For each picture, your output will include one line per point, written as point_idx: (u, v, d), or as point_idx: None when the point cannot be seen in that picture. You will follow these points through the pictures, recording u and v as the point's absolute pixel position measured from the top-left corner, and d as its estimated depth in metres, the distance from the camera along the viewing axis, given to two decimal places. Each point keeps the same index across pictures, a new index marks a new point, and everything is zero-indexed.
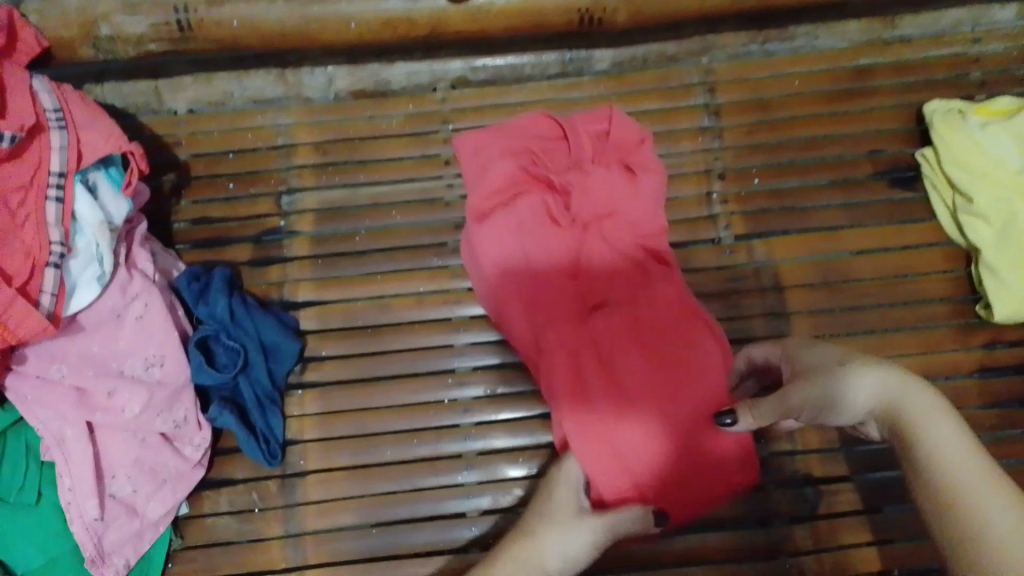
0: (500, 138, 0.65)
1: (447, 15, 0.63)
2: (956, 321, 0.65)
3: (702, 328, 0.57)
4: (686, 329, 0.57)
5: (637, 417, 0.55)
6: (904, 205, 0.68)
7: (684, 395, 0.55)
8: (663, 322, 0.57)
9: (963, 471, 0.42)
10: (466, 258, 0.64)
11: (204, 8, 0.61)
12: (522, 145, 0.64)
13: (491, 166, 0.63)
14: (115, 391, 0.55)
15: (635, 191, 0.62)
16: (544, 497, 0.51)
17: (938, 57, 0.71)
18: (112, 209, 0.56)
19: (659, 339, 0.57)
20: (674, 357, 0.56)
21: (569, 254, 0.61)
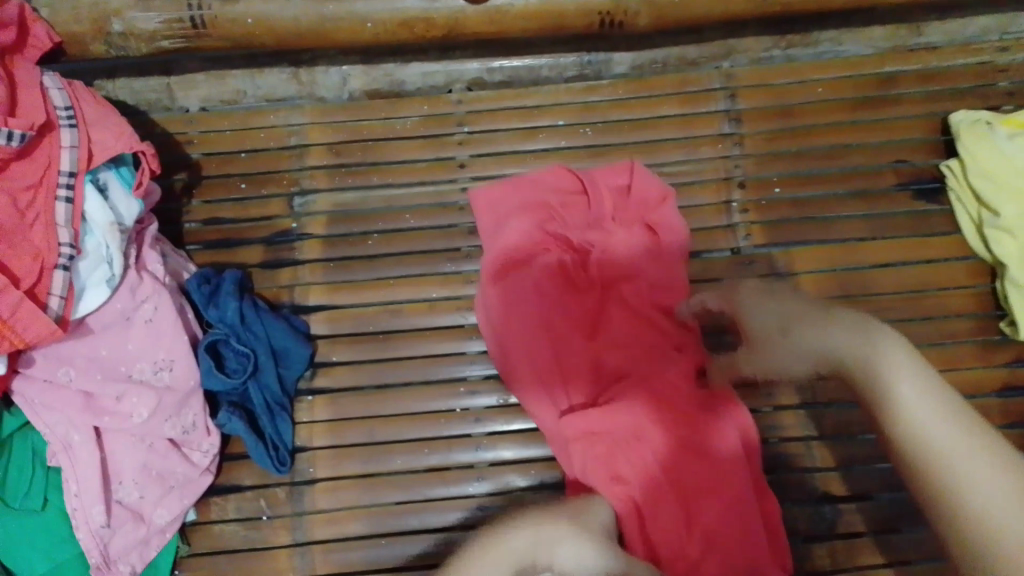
0: (516, 191, 0.64)
1: (465, 16, 0.62)
2: (978, 338, 0.64)
3: (720, 397, 0.58)
4: (709, 397, 0.58)
5: (667, 490, 0.55)
6: (927, 218, 0.67)
7: (709, 468, 0.55)
8: (681, 385, 0.58)
9: (947, 447, 0.39)
10: (478, 306, 0.63)
11: (219, 5, 0.59)
12: (536, 198, 0.64)
13: (506, 221, 0.63)
14: (123, 395, 0.54)
15: (657, 252, 0.63)
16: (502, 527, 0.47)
17: (964, 66, 0.69)
18: (122, 208, 0.55)
19: (687, 415, 0.57)
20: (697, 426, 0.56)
21: (590, 316, 0.61)
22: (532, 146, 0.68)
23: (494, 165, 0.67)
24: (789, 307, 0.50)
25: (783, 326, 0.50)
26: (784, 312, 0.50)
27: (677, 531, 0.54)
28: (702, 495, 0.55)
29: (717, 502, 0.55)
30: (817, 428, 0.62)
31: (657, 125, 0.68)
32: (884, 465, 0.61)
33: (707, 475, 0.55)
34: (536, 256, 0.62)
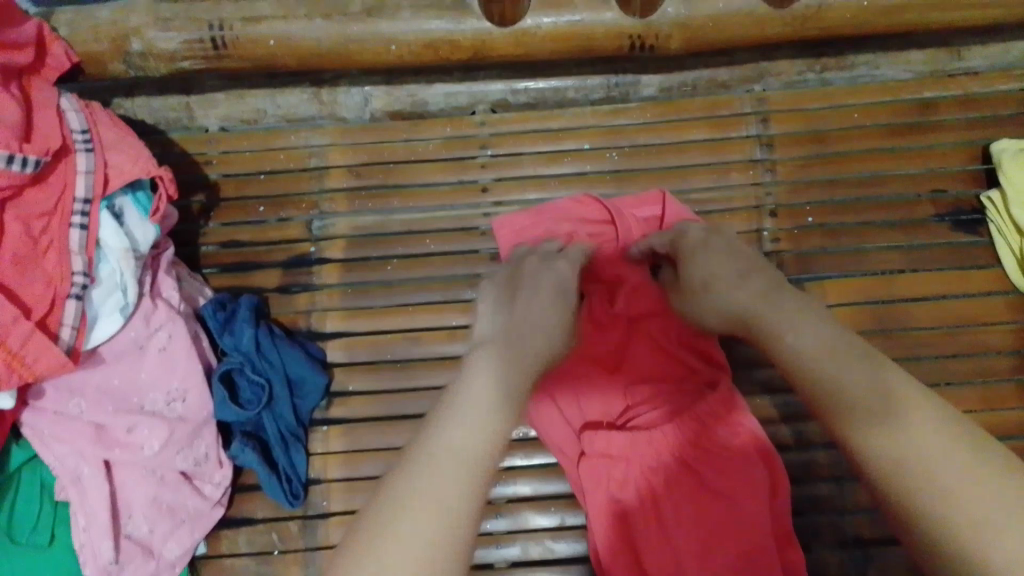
0: (536, 219, 0.62)
1: (493, 38, 0.60)
2: (1019, 376, 0.62)
3: (744, 431, 0.55)
4: (730, 434, 0.55)
5: (680, 535, 0.54)
6: (965, 250, 0.64)
7: (727, 512, 0.53)
8: (703, 426, 0.55)
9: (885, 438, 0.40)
10: None
11: (241, 26, 0.58)
12: (563, 229, 0.62)
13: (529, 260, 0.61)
14: (135, 427, 0.53)
15: None
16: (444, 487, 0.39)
17: (1007, 91, 0.67)
18: (138, 234, 0.53)
19: (703, 455, 0.55)
20: (717, 469, 0.54)
21: (613, 351, 0.61)
22: (557, 170, 0.66)
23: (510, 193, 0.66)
24: (716, 264, 0.53)
25: (709, 281, 0.53)
26: (710, 263, 0.53)
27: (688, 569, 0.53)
28: (714, 537, 0.53)
29: (734, 544, 0.53)
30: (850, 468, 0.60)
31: (687, 149, 0.66)
32: None
33: (722, 519, 0.53)
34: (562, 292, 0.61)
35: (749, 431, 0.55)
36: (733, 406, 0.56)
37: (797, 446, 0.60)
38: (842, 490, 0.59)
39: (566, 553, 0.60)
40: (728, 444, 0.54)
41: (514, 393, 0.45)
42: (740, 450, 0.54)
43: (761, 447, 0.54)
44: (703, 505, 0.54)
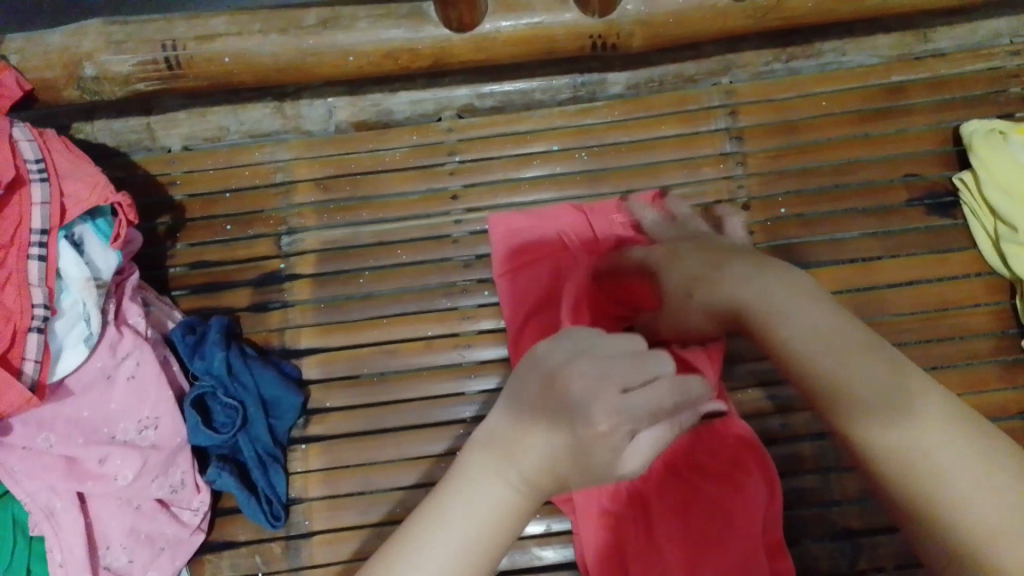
0: (530, 221, 0.62)
1: (452, 44, 0.59)
2: (999, 358, 0.62)
3: (742, 448, 0.55)
4: (727, 447, 0.55)
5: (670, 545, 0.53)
6: (942, 233, 0.64)
7: (717, 522, 0.53)
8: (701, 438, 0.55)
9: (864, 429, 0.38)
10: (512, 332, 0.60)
11: (194, 45, 0.57)
12: (555, 232, 0.62)
13: (518, 273, 0.62)
14: (107, 458, 0.52)
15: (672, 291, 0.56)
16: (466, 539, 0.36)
17: (975, 71, 0.66)
18: (100, 262, 0.53)
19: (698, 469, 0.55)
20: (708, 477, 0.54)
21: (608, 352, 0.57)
22: (528, 173, 0.65)
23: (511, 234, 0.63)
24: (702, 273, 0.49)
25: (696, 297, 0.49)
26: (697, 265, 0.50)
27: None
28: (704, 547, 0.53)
29: (724, 555, 0.52)
30: (835, 458, 0.59)
31: (655, 146, 0.65)
32: None
33: (713, 529, 0.53)
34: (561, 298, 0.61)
35: (745, 446, 0.55)
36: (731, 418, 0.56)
37: (782, 440, 0.60)
38: (829, 482, 0.59)
39: (555, 560, 0.60)
40: (724, 455, 0.55)
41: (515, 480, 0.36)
42: (736, 461, 0.54)
43: (761, 466, 0.54)
44: (693, 515, 0.54)
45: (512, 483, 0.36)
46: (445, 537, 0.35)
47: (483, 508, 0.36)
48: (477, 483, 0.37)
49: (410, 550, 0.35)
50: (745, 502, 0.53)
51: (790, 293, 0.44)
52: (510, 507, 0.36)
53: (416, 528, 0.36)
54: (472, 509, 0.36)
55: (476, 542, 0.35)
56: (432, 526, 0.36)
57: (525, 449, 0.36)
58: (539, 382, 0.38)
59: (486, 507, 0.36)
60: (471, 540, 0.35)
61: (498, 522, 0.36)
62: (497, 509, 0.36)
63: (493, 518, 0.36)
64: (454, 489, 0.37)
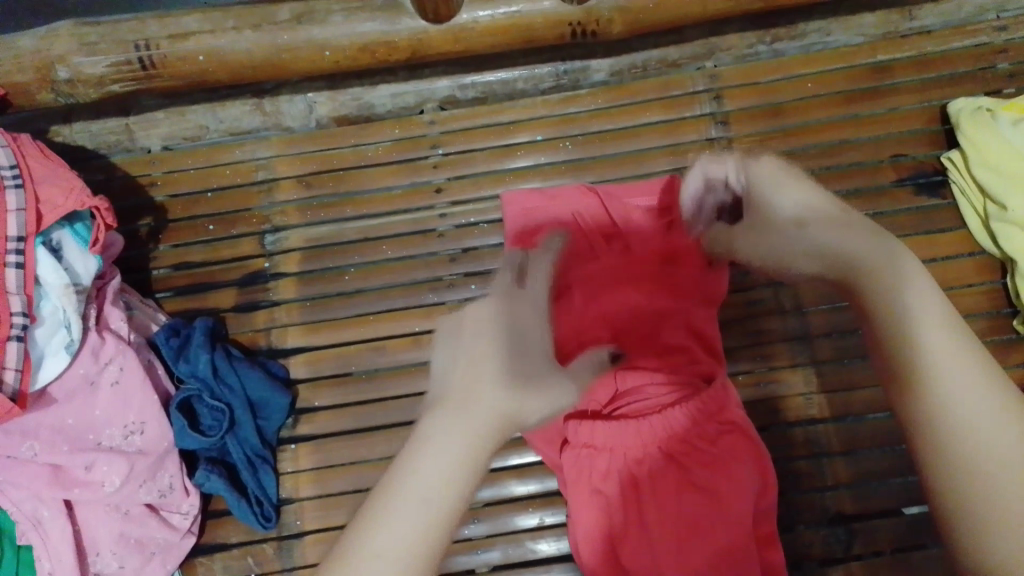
0: (548, 201, 0.62)
1: (429, 36, 0.59)
2: (992, 337, 0.61)
3: (737, 432, 0.54)
4: (725, 433, 0.54)
5: (656, 529, 0.53)
6: (932, 212, 0.63)
7: (709, 507, 0.52)
8: (695, 421, 0.54)
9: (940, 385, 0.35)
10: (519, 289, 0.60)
11: (167, 44, 0.57)
12: (570, 213, 0.61)
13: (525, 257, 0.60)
14: (93, 464, 0.52)
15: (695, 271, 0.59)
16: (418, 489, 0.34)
17: (960, 48, 0.65)
18: (79, 267, 0.52)
19: (692, 452, 0.53)
20: (703, 462, 0.53)
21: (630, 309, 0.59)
22: (512, 163, 0.64)
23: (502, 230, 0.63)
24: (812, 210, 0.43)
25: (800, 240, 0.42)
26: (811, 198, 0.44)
27: (667, 569, 0.52)
28: (694, 533, 0.52)
29: (715, 543, 0.52)
30: (827, 443, 0.59)
31: (640, 134, 0.64)
32: (901, 478, 0.58)
33: (707, 515, 0.52)
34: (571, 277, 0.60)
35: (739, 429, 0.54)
36: (728, 402, 0.55)
37: (774, 425, 0.59)
38: (821, 467, 0.58)
39: (550, 553, 0.60)
40: (716, 440, 0.54)
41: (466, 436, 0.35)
42: (727, 447, 0.54)
43: (755, 453, 0.54)
44: (683, 499, 0.53)
45: (472, 420, 0.36)
46: (408, 483, 0.34)
47: (446, 448, 0.35)
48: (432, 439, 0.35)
49: (376, 506, 0.34)
50: (737, 492, 0.52)
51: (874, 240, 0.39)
52: (474, 442, 0.35)
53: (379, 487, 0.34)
54: (431, 449, 0.35)
55: (445, 478, 0.34)
56: (395, 475, 0.34)
57: (477, 388, 0.36)
58: (467, 331, 0.38)
59: (449, 442, 0.35)
60: (437, 478, 0.34)
61: (464, 453, 0.35)
62: (461, 441, 0.35)
63: (457, 452, 0.35)
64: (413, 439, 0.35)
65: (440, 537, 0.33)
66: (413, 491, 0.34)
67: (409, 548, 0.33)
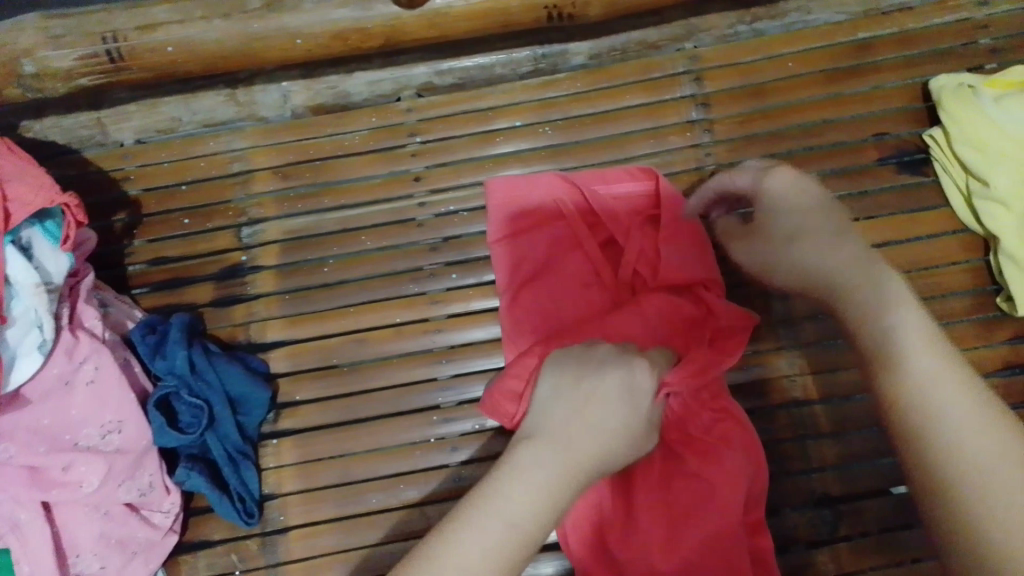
0: (539, 186, 0.61)
1: (403, 21, 0.58)
2: (977, 315, 0.61)
3: (731, 422, 0.54)
4: (719, 421, 0.54)
5: (646, 516, 0.53)
6: (915, 191, 0.63)
7: (699, 495, 0.53)
8: (688, 409, 0.54)
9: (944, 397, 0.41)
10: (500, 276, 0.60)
11: (136, 35, 0.56)
12: (557, 199, 0.61)
13: (510, 247, 0.61)
14: (70, 465, 0.52)
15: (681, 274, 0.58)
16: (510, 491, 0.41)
17: (941, 25, 0.64)
18: (50, 265, 0.52)
19: (687, 442, 0.54)
20: (696, 450, 0.54)
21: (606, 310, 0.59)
22: (492, 150, 0.63)
23: (483, 217, 0.62)
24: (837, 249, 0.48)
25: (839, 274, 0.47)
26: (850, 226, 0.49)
27: (654, 554, 0.52)
28: (685, 520, 0.53)
29: (704, 527, 0.52)
30: (812, 426, 0.59)
31: (622, 116, 0.63)
32: (887, 459, 0.58)
33: (696, 504, 0.53)
34: (556, 268, 0.61)
35: (734, 417, 0.54)
36: (719, 391, 0.55)
37: (758, 409, 0.59)
38: (806, 450, 0.58)
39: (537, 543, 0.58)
40: (710, 428, 0.54)
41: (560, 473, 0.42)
42: (720, 435, 0.54)
43: (749, 441, 0.53)
44: (674, 487, 0.54)
45: (569, 452, 0.43)
46: (494, 502, 0.41)
47: (534, 475, 0.42)
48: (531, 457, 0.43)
49: (463, 515, 0.41)
50: (727, 481, 0.52)
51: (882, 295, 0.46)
52: (564, 473, 0.42)
53: (471, 497, 0.42)
54: (524, 476, 0.42)
55: (530, 502, 0.41)
56: (489, 498, 0.41)
57: (574, 434, 0.44)
58: (566, 382, 0.47)
59: (541, 472, 0.42)
60: (522, 502, 0.41)
61: (552, 481, 0.42)
62: (549, 470, 0.42)
63: (543, 483, 0.41)
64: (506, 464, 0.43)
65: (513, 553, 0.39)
66: (503, 514, 0.40)
67: (489, 552, 0.39)
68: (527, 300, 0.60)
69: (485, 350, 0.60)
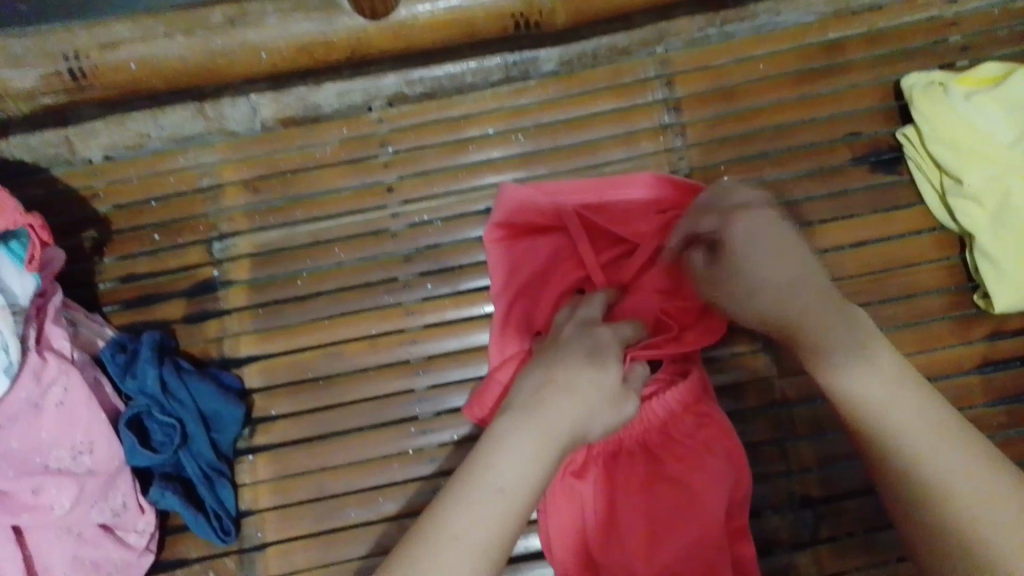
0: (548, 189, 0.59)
1: (369, 34, 0.57)
2: (955, 313, 0.61)
3: (714, 427, 0.53)
4: (702, 427, 0.53)
5: (627, 522, 0.53)
6: (888, 191, 0.62)
7: (680, 501, 0.52)
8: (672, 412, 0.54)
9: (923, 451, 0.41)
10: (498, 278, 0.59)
11: (98, 54, 0.56)
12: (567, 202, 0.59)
13: (510, 250, 0.60)
14: (40, 488, 0.52)
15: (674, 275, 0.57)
16: (486, 463, 0.40)
17: (911, 23, 0.64)
18: (16, 288, 0.53)
19: (670, 445, 0.54)
20: (678, 455, 0.53)
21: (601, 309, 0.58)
22: (464, 159, 0.63)
23: (456, 227, 0.61)
24: (782, 270, 0.46)
25: (784, 299, 0.46)
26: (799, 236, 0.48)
27: (636, 557, 0.52)
28: (667, 527, 0.52)
29: (685, 534, 0.52)
30: (791, 428, 0.58)
31: (593, 123, 0.63)
32: None
33: (679, 509, 0.52)
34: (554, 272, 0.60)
35: (717, 421, 0.54)
36: (703, 394, 0.55)
37: (735, 413, 0.59)
38: (786, 452, 0.58)
39: (519, 552, 0.57)
40: (693, 433, 0.53)
41: (539, 442, 0.41)
42: (702, 439, 0.53)
43: (731, 447, 0.53)
44: (656, 493, 0.53)
45: (542, 425, 0.41)
46: (481, 477, 0.39)
47: (517, 446, 0.40)
48: (508, 429, 0.41)
49: (449, 498, 0.38)
50: (709, 486, 0.52)
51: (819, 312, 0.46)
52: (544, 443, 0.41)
53: (457, 476, 0.39)
54: (505, 449, 0.40)
55: (516, 473, 0.39)
56: (467, 475, 0.39)
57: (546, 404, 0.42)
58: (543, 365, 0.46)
59: (524, 444, 0.40)
60: (507, 475, 0.39)
61: (533, 450, 0.40)
62: (531, 439, 0.40)
63: (527, 453, 0.40)
64: (488, 439, 0.41)
65: (500, 527, 0.38)
66: (487, 487, 0.38)
67: (482, 533, 0.37)
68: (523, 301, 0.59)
69: (460, 360, 0.60)
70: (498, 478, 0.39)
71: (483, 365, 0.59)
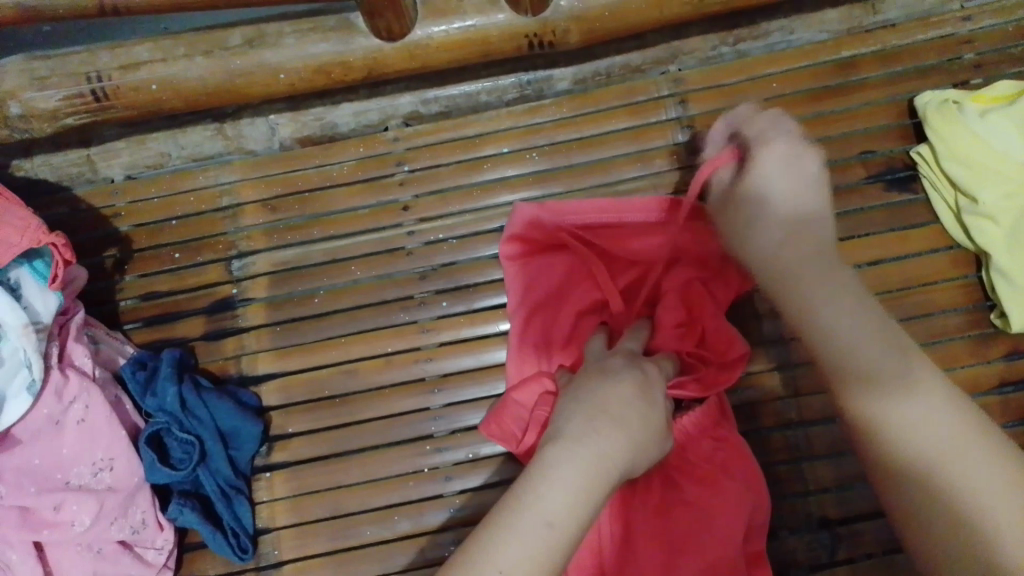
0: (563, 212, 0.60)
1: (384, 53, 0.58)
2: (971, 332, 0.61)
3: (731, 452, 0.54)
4: (719, 452, 0.54)
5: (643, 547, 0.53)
6: (903, 209, 0.62)
7: (697, 526, 0.52)
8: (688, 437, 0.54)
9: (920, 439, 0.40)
10: (513, 297, 0.60)
11: (119, 75, 0.57)
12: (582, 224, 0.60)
13: (524, 270, 0.60)
14: (61, 505, 0.53)
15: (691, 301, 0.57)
16: (534, 495, 0.39)
17: (926, 41, 0.64)
18: (38, 305, 0.54)
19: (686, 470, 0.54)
20: (694, 479, 0.54)
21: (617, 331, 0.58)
22: (480, 178, 0.63)
23: (472, 244, 0.62)
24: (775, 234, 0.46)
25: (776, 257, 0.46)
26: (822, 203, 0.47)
27: None
28: (682, 552, 0.52)
29: (702, 558, 0.51)
30: (807, 448, 0.58)
31: (605, 141, 0.63)
32: None
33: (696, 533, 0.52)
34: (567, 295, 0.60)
35: (733, 445, 0.54)
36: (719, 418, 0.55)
37: (751, 432, 0.59)
38: (802, 472, 0.58)
39: None
40: (710, 457, 0.54)
41: (588, 473, 0.40)
42: (718, 463, 0.53)
43: (749, 471, 0.53)
44: (671, 518, 0.53)
45: (588, 453, 0.40)
46: (527, 509, 0.38)
47: (563, 477, 0.39)
48: (553, 459, 0.40)
49: (497, 530, 0.38)
50: (727, 511, 0.52)
51: (815, 279, 0.45)
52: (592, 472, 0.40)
53: (502, 508, 0.39)
54: (551, 479, 0.39)
55: (563, 506, 0.38)
56: (514, 505, 0.38)
57: (592, 432, 0.41)
58: (580, 395, 0.45)
59: (570, 474, 0.39)
60: (553, 509, 0.38)
61: (579, 483, 0.39)
62: (578, 471, 0.39)
63: (571, 484, 0.39)
64: (535, 470, 0.40)
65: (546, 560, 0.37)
66: (533, 520, 0.38)
67: (525, 563, 0.36)
68: (538, 324, 0.59)
69: (476, 378, 0.60)
70: (548, 510, 0.38)
71: (498, 383, 0.60)
